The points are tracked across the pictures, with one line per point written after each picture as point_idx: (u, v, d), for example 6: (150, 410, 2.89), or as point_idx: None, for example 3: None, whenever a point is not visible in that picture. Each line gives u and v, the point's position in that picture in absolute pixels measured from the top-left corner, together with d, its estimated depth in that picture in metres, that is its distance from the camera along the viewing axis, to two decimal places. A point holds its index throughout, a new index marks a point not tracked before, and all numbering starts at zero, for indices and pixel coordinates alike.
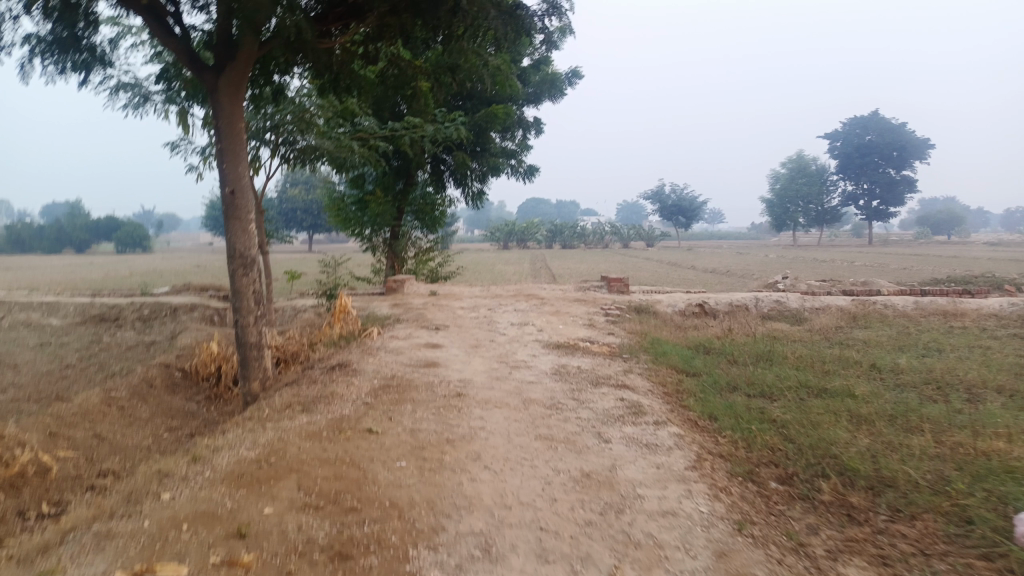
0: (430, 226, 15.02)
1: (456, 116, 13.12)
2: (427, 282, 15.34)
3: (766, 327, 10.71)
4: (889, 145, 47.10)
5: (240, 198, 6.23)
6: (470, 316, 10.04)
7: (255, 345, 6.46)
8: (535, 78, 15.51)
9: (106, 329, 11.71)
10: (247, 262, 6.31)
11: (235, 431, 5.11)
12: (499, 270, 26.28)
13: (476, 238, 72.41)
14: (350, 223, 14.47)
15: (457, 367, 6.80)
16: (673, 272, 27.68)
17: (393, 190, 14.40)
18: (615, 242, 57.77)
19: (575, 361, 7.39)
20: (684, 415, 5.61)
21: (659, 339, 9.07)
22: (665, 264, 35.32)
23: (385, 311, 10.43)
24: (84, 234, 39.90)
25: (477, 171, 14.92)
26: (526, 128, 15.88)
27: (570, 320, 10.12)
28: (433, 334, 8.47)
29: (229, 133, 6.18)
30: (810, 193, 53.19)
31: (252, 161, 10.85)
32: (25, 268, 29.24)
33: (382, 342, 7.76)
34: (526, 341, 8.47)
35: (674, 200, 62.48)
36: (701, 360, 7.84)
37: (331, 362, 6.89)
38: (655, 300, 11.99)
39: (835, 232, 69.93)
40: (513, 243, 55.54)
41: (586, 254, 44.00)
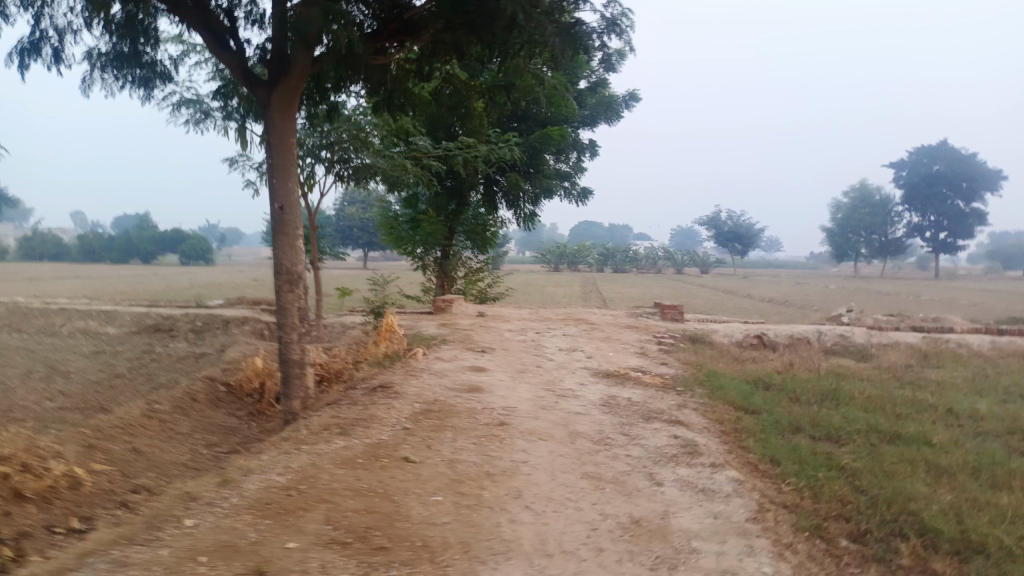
0: (481, 247, 14.87)
1: (510, 137, 12.95)
2: (477, 303, 14.95)
3: (829, 363, 10.14)
4: (960, 175, 45.13)
5: (289, 214, 6.12)
6: (518, 339, 9.78)
7: (297, 363, 6.33)
8: (592, 100, 15.29)
9: (159, 339, 11.85)
10: (293, 279, 6.21)
11: (270, 452, 4.94)
12: (550, 292, 26.01)
13: (528, 259, 72.36)
14: (402, 242, 14.44)
15: (502, 393, 6.54)
16: (728, 301, 26.92)
17: (446, 210, 14.31)
18: (669, 268, 56.88)
19: (626, 392, 7.04)
20: (743, 457, 5.21)
21: (715, 371, 8.64)
22: (720, 292, 34.46)
23: (432, 331, 10.26)
24: (151, 245, 41.28)
25: (530, 194, 14.75)
26: (581, 151, 15.65)
27: (621, 348, 9.76)
28: (479, 357, 8.24)
29: (280, 148, 6.09)
30: (873, 223, 51.45)
31: (308, 178, 10.91)
32: (93, 276, 30.30)
33: (426, 364, 7.56)
34: (575, 368, 8.16)
35: (730, 227, 61.26)
36: (761, 396, 7.39)
37: (373, 383, 6.71)
38: (711, 330, 11.52)
39: (899, 264, 67.44)
40: (565, 266, 55.24)
41: (638, 280, 43.33)
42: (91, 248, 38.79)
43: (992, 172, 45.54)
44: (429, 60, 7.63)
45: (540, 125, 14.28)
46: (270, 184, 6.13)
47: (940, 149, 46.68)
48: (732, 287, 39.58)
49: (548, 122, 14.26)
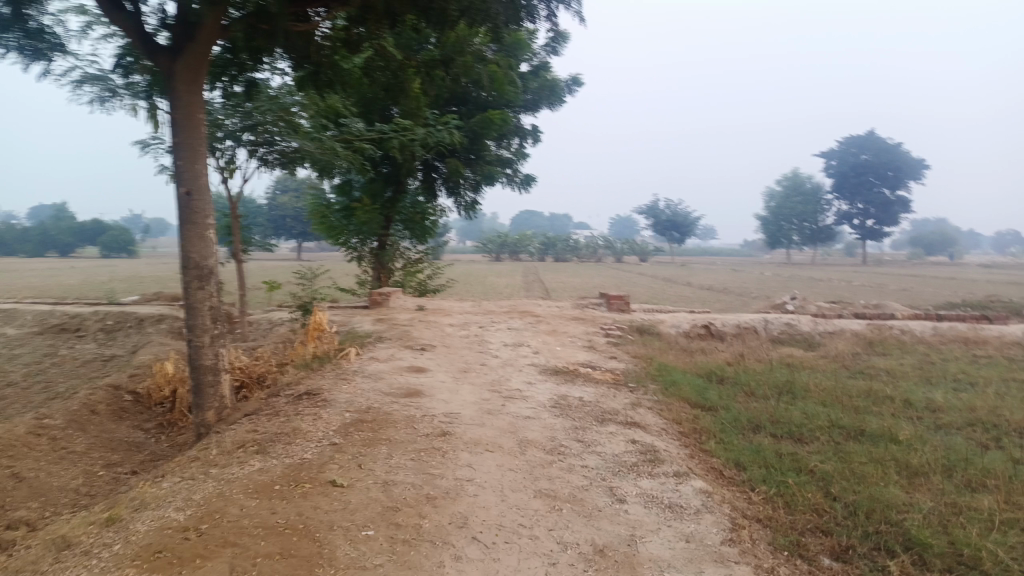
0: (420, 237, 14.23)
1: (449, 119, 12.28)
2: (415, 295, 14.40)
3: (778, 353, 9.93)
4: (885, 164, 46.81)
5: (198, 200, 5.40)
6: (459, 335, 9.22)
7: (211, 369, 5.62)
8: (535, 84, 14.77)
9: (65, 340, 10.80)
10: (204, 274, 5.49)
11: (174, 477, 4.27)
12: (492, 283, 25.54)
13: (468, 249, 71.76)
14: (335, 232, 13.67)
15: (443, 396, 5.97)
16: (668, 290, 26.92)
17: (381, 197, 13.60)
18: (608, 256, 57.17)
19: (577, 391, 6.57)
20: (707, 463, 4.80)
21: (666, 364, 8.27)
22: (659, 280, 34.62)
23: (367, 327, 9.59)
24: (71, 238, 38.84)
25: (470, 180, 14.20)
26: (523, 136, 15.15)
27: (568, 341, 9.31)
28: (419, 356, 7.65)
29: (186, 125, 5.35)
30: (805, 210, 52.78)
31: (228, 163, 10.08)
32: (2, 271, 28.24)
33: (360, 366, 6.92)
34: (521, 365, 7.65)
35: (668, 215, 61.94)
36: (717, 391, 7.04)
37: (299, 389, 6.06)
38: (658, 320, 11.20)
39: (828, 251, 69.53)
40: (505, 255, 54.94)
41: (579, 269, 43.25)
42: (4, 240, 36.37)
43: (915, 161, 47.20)
44: (358, 28, 6.88)
45: (480, 109, 13.69)
46: (175, 166, 5.38)
47: (867, 139, 48.15)
48: (671, 275, 39.95)
49: (489, 105, 13.68)
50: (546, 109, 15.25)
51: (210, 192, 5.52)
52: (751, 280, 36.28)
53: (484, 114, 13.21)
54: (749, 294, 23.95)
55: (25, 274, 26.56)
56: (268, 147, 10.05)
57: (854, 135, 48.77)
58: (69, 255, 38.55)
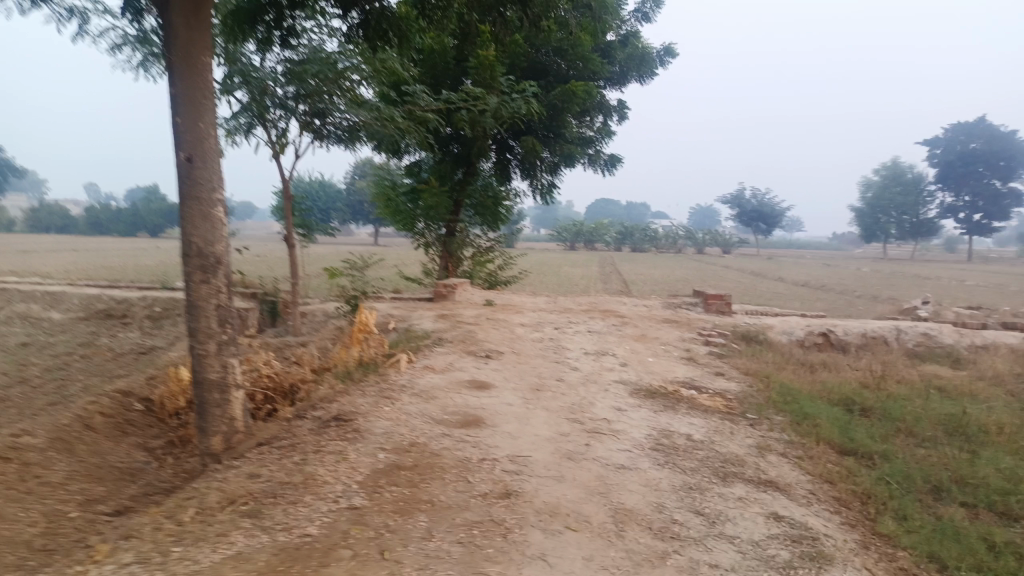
0: (492, 223, 12.92)
1: (527, 86, 10.78)
2: (484, 288, 12.95)
3: (918, 371, 8.15)
4: (997, 153, 42.44)
5: (201, 168, 4.22)
6: (533, 339, 7.85)
7: (217, 386, 4.40)
8: (622, 54, 13.15)
9: (109, 328, 10.04)
10: (208, 264, 4.29)
11: (130, 547, 3.06)
12: (568, 274, 24.20)
13: (545, 238, 70.44)
14: (400, 216, 12.50)
15: (509, 428, 4.60)
16: (758, 286, 24.82)
17: (451, 180, 12.36)
18: (689, 247, 54.72)
19: (682, 427, 5.08)
20: (891, 562, 3.27)
21: (787, 386, 6.66)
22: (745, 275, 32.49)
23: (427, 326, 8.35)
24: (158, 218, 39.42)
25: (548, 162, 12.83)
26: (607, 114, 13.64)
27: (661, 351, 7.78)
28: (483, 366, 6.31)
29: (186, 72, 4.16)
30: (905, 202, 48.90)
31: (279, 137, 9.01)
32: (88, 250, 28.70)
33: (410, 379, 5.64)
34: (607, 383, 6.21)
35: (755, 205, 58.80)
36: (864, 431, 5.41)
37: (330, 411, 4.81)
38: (765, 326, 9.54)
39: (927, 247, 64.69)
40: (581, 245, 53.45)
41: (660, 261, 41.32)
42: (98, 219, 37.35)
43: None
44: None
45: (561, 82, 12.23)
46: (173, 125, 4.22)
47: (977, 126, 43.85)
48: (758, 269, 37.64)
49: (571, 77, 12.21)
50: (635, 82, 13.62)
51: (219, 160, 4.35)
52: (847, 277, 33.59)
53: (566, 86, 11.70)
54: (853, 295, 21.60)
55: (114, 254, 26.87)
56: (322, 119, 8.95)
57: (963, 121, 44.73)
58: (157, 235, 39.29)
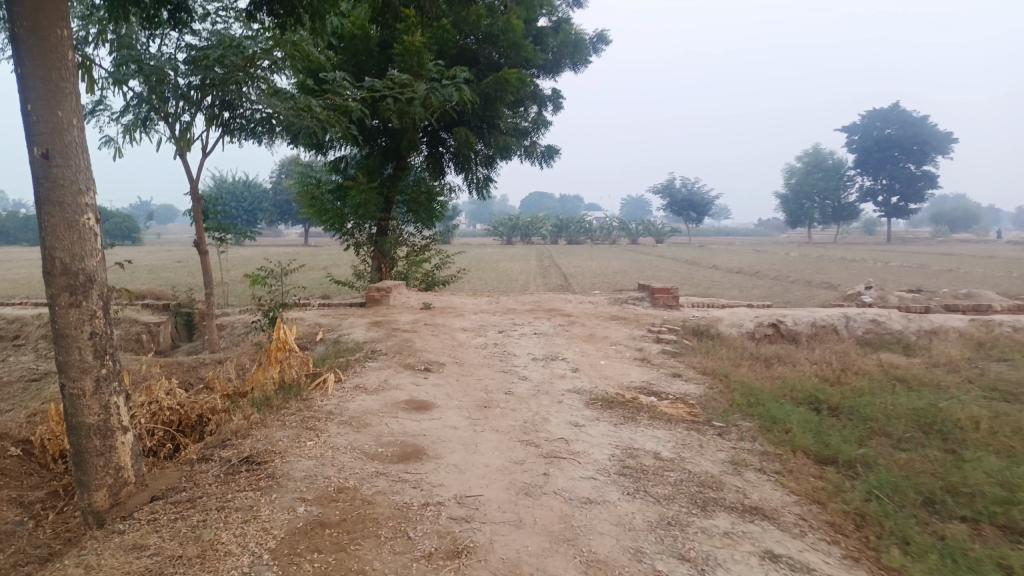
0: (426, 221, 12.21)
1: (458, 72, 10.08)
2: (420, 289, 12.31)
3: (872, 360, 7.92)
4: (911, 138, 44.10)
5: (62, 166, 3.44)
6: (476, 345, 7.24)
7: (97, 432, 3.61)
8: (555, 42, 12.64)
9: None
10: (78, 284, 3.51)
11: None
12: (506, 269, 23.71)
13: (480, 233, 69.88)
14: (326, 216, 11.66)
15: (454, 459, 3.98)
16: (694, 274, 24.86)
17: (380, 175, 11.59)
18: (623, 237, 55.04)
19: (647, 443, 4.56)
20: None
21: (749, 385, 6.26)
22: (680, 263, 32.66)
23: (359, 336, 7.64)
24: None
25: (483, 154, 12.21)
26: (542, 104, 13.13)
27: (612, 352, 7.28)
28: (423, 381, 5.67)
29: (36, 47, 3.35)
30: (828, 188, 50.36)
31: (183, 132, 8.08)
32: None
33: (338, 403, 4.94)
34: (559, 393, 5.65)
35: (686, 195, 59.63)
36: (838, 435, 5.01)
37: (243, 450, 4.08)
38: (715, 318, 9.19)
39: (849, 230, 67.05)
40: (517, 238, 53.05)
41: (598, 252, 41.35)
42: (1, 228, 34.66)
43: (942, 135, 44.57)
44: None
45: (493, 70, 11.61)
46: (23, 113, 3.41)
47: (892, 112, 45.47)
48: (694, 257, 38.11)
49: (503, 64, 11.58)
50: (569, 69, 13.11)
51: (86, 156, 3.57)
52: (779, 262, 34.25)
53: (499, 73, 11.07)
54: (787, 280, 21.81)
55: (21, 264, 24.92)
56: (231, 111, 8.05)
57: (879, 108, 46.24)
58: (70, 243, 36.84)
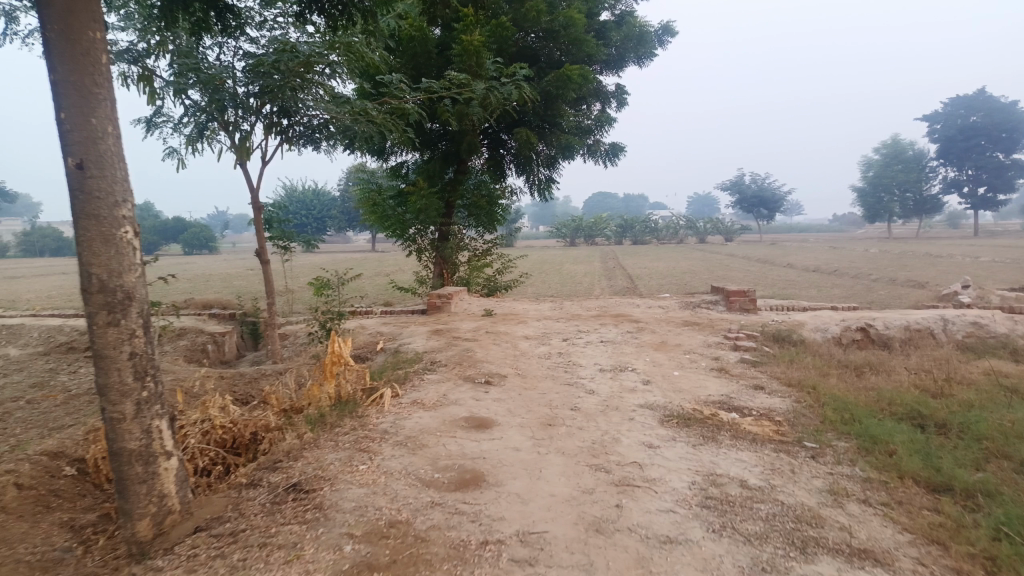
0: (487, 225, 11.92)
1: (517, 69, 9.74)
2: (483, 295, 12.03)
3: (977, 367, 7.18)
4: (999, 125, 41.38)
5: (97, 177, 3.27)
6: (540, 355, 6.89)
7: (139, 458, 3.41)
8: (618, 35, 12.17)
9: (70, 362, 9.06)
10: (116, 301, 3.33)
11: None
12: (570, 272, 23.27)
13: (544, 236, 69.54)
14: (388, 222, 11.50)
15: (517, 488, 3.63)
16: (766, 274, 23.86)
17: (441, 179, 11.37)
18: (690, 237, 53.71)
19: (731, 467, 4.10)
20: None
21: (841, 398, 5.69)
22: (751, 262, 31.50)
23: (419, 345, 7.39)
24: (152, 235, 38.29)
25: (545, 155, 11.85)
26: (605, 100, 12.68)
27: (686, 361, 6.79)
28: (484, 396, 5.34)
29: (68, 52, 3.19)
30: (908, 180, 47.87)
31: (242, 141, 8.00)
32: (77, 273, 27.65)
33: (394, 421, 4.66)
34: (630, 408, 5.22)
35: (755, 191, 57.78)
36: (952, 458, 4.42)
37: (293, 475, 3.83)
38: (796, 323, 8.57)
39: (931, 224, 63.70)
40: (581, 240, 52.46)
41: (663, 253, 40.37)
42: None
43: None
44: None
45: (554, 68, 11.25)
46: (57, 123, 3.25)
47: (977, 98, 42.83)
48: (765, 256, 36.82)
49: (563, 61, 11.20)
50: (633, 64, 12.62)
51: (123, 166, 3.39)
52: (855, 259, 32.61)
53: (560, 71, 10.70)
54: (867, 279, 20.62)
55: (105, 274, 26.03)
56: (288, 118, 7.92)
57: (962, 95, 43.67)
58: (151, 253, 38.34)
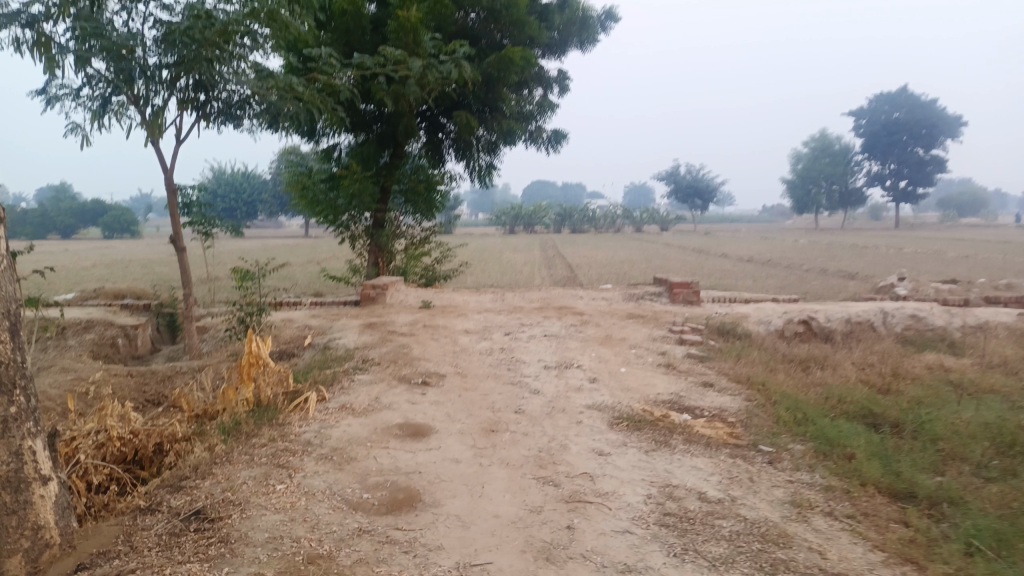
0: (425, 212, 11.41)
1: (457, 46, 9.24)
2: (420, 285, 11.53)
3: (919, 361, 7.16)
4: (920, 121, 43.08)
5: None
6: (480, 351, 6.50)
7: (6, 486, 2.86)
8: (561, 19, 11.80)
9: None
10: None
11: None
12: (508, 261, 22.94)
13: (483, 223, 69.04)
14: (319, 207, 10.87)
15: (456, 508, 3.24)
16: (702, 264, 24.06)
17: (376, 163, 10.82)
18: (628, 226, 54.14)
19: (687, 477, 3.81)
20: None
21: (792, 396, 5.50)
22: (686, 252, 31.82)
23: (351, 341, 6.89)
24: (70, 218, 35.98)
25: (485, 140, 11.42)
26: (547, 86, 12.30)
27: (633, 357, 6.51)
28: (420, 398, 4.92)
29: None
30: (835, 173, 49.37)
31: (154, 117, 7.27)
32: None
33: (319, 430, 4.19)
34: (577, 410, 4.89)
35: (690, 182, 58.63)
36: (910, 462, 4.25)
37: (198, 498, 3.33)
38: (741, 315, 8.44)
39: (855, 216, 66.09)
40: (520, 228, 52.23)
41: (600, 241, 40.47)
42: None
43: (951, 117, 43.58)
44: None
45: (495, 48, 10.80)
46: None
47: (900, 95, 44.38)
48: (701, 245, 37.48)
49: (506, 42, 10.76)
50: (576, 48, 12.28)
51: None
52: (785, 249, 33.34)
53: (502, 52, 10.27)
54: (799, 269, 21.04)
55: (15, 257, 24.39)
56: (206, 92, 7.23)
57: (887, 91, 45.19)
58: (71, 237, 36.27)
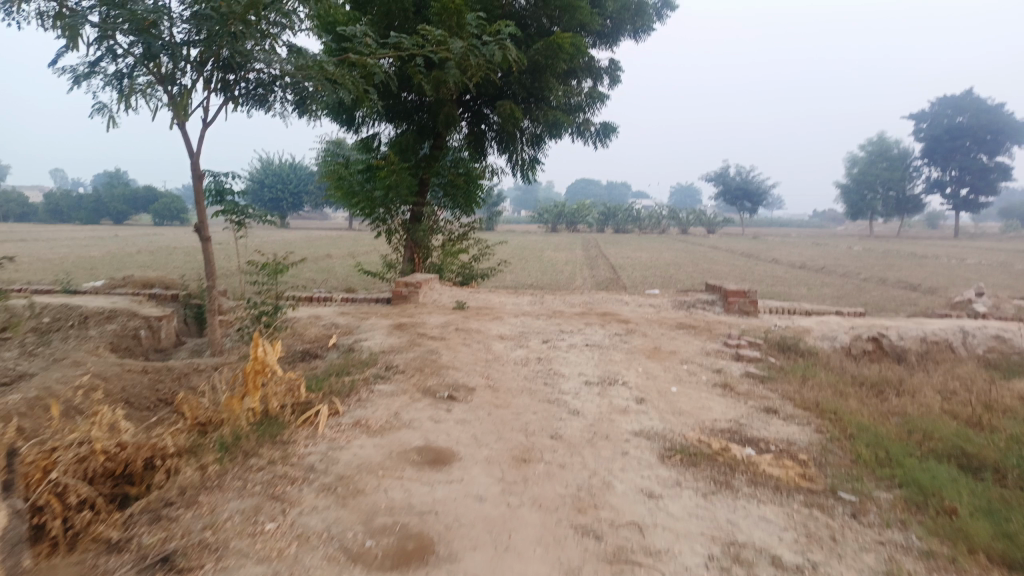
0: (464, 206, 10.88)
1: (502, 27, 8.66)
2: (457, 283, 11.01)
3: (1010, 389, 6.35)
4: (985, 126, 40.94)
5: None
6: (516, 360, 5.93)
7: None
8: (614, 6, 11.15)
9: None
10: None
11: None
12: (549, 259, 22.40)
13: (525, 220, 68.61)
14: (355, 199, 10.44)
15: (475, 566, 2.67)
16: (752, 269, 23.09)
17: (415, 155, 10.36)
18: (672, 227, 53.00)
19: (755, 532, 3.18)
20: None
21: (871, 428, 4.80)
22: (734, 256, 30.75)
23: (377, 343, 6.38)
24: (121, 205, 36.43)
25: (530, 132, 10.85)
26: (597, 77, 11.65)
27: (684, 374, 5.85)
28: (444, 415, 4.37)
29: None
30: (892, 178, 47.47)
31: (181, 97, 6.86)
32: (39, 237, 26.35)
33: (326, 453, 3.67)
34: (623, 437, 4.28)
35: (739, 184, 57.19)
36: None
37: (174, 535, 2.84)
38: (803, 329, 7.70)
39: (911, 223, 63.65)
40: (563, 226, 51.60)
41: (643, 242, 39.59)
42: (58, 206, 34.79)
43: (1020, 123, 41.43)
44: None
45: (543, 34, 10.20)
46: None
47: (965, 98, 42.42)
48: (751, 249, 36.35)
49: (554, 28, 10.14)
50: (629, 37, 11.61)
51: None
52: (836, 257, 32.06)
53: (550, 38, 9.70)
54: (855, 278, 19.92)
55: (64, 241, 24.82)
56: (235, 72, 6.80)
57: (950, 95, 43.21)
58: (123, 223, 36.97)
